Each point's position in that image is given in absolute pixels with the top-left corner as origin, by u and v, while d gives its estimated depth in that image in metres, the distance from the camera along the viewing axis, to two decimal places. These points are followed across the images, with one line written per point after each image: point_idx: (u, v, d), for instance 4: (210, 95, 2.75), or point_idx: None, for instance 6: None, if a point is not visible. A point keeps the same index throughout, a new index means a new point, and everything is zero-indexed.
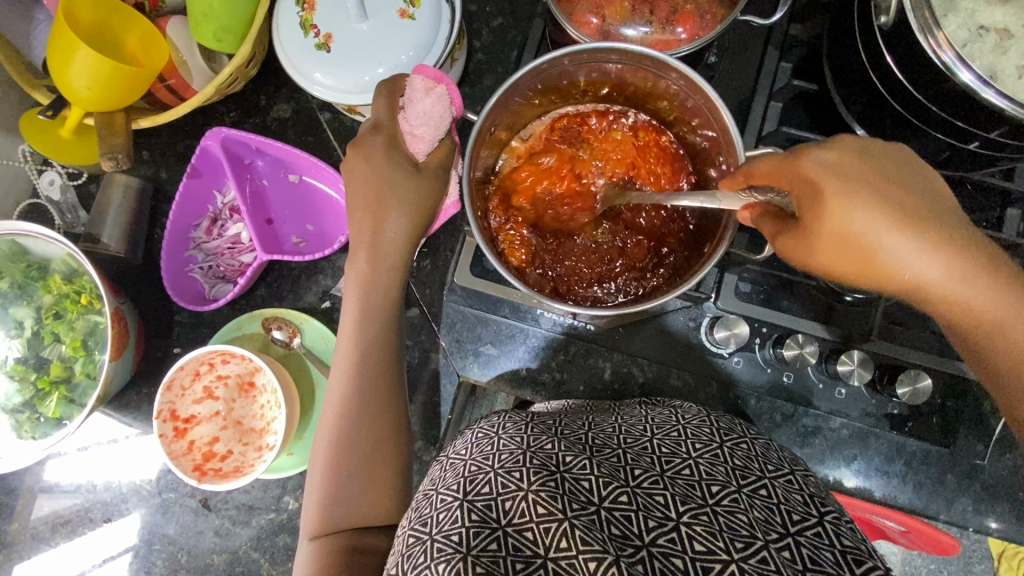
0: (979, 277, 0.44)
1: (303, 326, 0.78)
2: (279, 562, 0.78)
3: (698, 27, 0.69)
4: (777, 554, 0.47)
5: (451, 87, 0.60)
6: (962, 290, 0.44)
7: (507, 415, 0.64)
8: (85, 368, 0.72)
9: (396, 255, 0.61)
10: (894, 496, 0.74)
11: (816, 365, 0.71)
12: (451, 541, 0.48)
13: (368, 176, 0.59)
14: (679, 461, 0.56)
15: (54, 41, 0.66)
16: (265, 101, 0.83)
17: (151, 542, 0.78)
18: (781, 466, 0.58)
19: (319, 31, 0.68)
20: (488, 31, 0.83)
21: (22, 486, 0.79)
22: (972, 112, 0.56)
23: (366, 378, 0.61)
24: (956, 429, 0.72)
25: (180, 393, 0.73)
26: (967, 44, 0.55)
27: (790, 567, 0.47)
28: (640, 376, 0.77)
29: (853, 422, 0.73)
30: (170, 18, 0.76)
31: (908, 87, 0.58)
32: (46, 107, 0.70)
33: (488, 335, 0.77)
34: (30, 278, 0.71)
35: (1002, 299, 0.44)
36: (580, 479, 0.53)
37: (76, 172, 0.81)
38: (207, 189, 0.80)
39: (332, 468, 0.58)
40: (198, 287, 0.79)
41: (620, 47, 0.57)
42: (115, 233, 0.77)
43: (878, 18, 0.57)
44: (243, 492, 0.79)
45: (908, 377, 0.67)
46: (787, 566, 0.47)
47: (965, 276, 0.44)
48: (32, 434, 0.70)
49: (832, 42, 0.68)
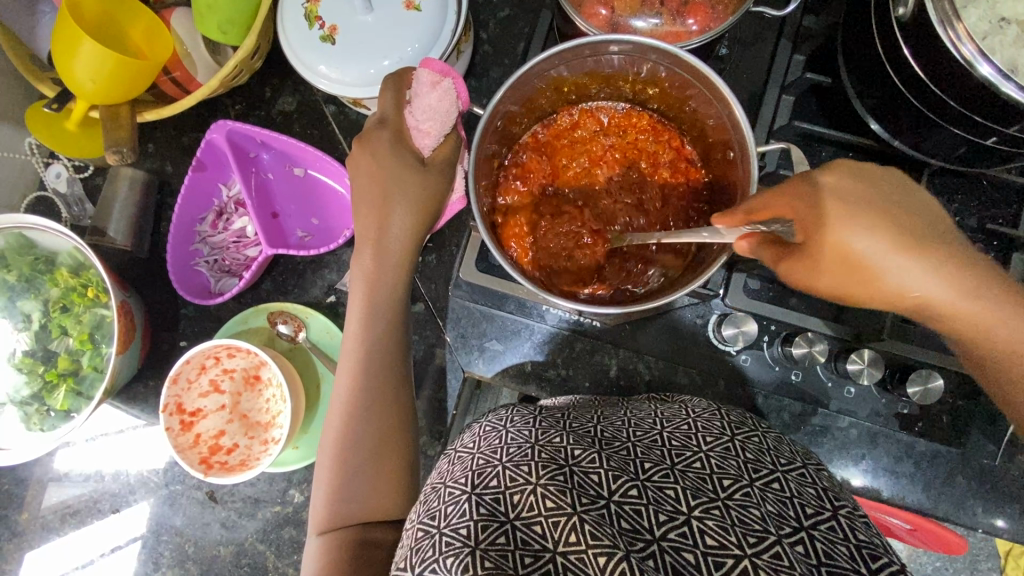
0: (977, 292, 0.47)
1: (308, 319, 0.78)
2: (285, 555, 0.78)
3: (710, 18, 0.67)
4: (790, 550, 0.47)
5: (457, 80, 0.59)
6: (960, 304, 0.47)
7: (516, 408, 0.64)
8: (92, 360, 0.72)
9: (402, 252, 0.61)
10: (902, 495, 0.73)
11: (823, 363, 0.71)
12: (460, 535, 0.48)
13: (373, 171, 0.59)
14: (690, 454, 0.56)
15: (58, 33, 0.66)
16: (270, 93, 0.82)
17: (159, 533, 0.79)
18: (793, 460, 0.58)
19: (324, 23, 0.67)
20: (495, 22, 0.82)
21: (31, 477, 0.80)
22: (991, 107, 0.54)
23: (372, 376, 0.60)
24: (967, 429, 0.71)
25: (186, 386, 0.73)
26: (987, 36, 0.53)
27: (805, 563, 0.46)
28: (647, 372, 0.76)
29: (861, 422, 0.73)
30: (175, 9, 0.76)
31: (926, 81, 0.57)
32: (51, 101, 0.70)
33: (493, 331, 0.77)
34: (37, 271, 0.71)
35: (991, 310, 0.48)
36: (589, 473, 0.52)
37: (82, 165, 0.81)
38: (212, 183, 0.79)
39: (339, 463, 0.58)
40: (204, 281, 0.78)
41: (635, 40, 0.56)
42: (122, 226, 0.77)
43: (895, 9, 0.56)
44: (249, 485, 0.79)
45: (918, 377, 0.66)
46: (801, 561, 0.46)
47: (965, 291, 0.47)
48: (42, 427, 0.71)
49: (847, 34, 0.67)
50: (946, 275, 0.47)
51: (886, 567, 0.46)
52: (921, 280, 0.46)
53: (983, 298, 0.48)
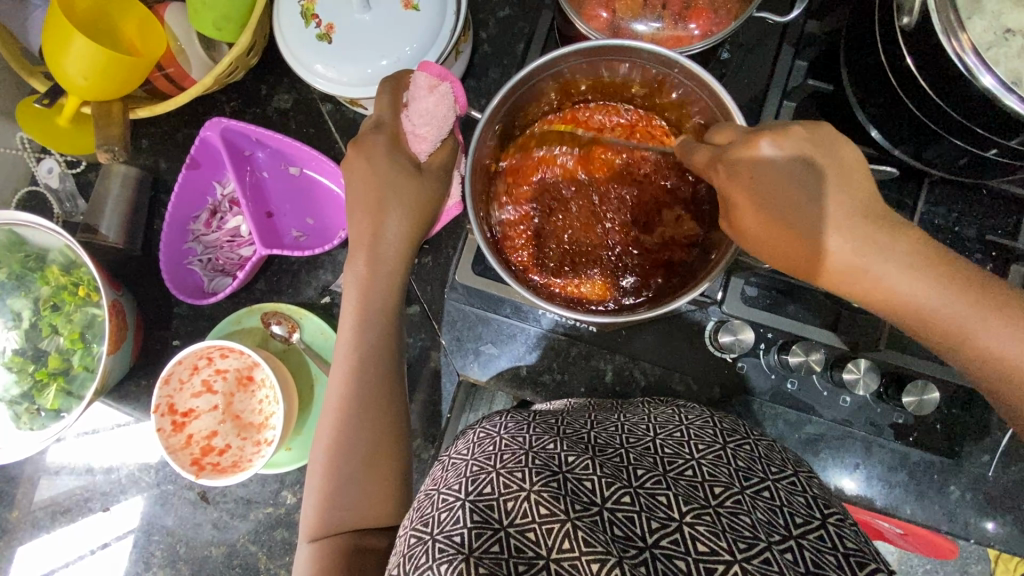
0: (915, 272, 0.47)
1: (302, 321, 0.77)
2: (277, 556, 0.78)
3: (712, 23, 0.67)
4: (780, 557, 0.47)
5: (456, 85, 0.59)
6: (901, 287, 0.47)
7: (510, 414, 0.63)
8: (83, 360, 0.72)
9: (398, 257, 0.60)
10: (895, 505, 0.73)
11: (819, 372, 0.70)
12: (454, 542, 0.48)
13: (368, 175, 0.58)
14: (682, 461, 0.56)
15: (49, 28, 0.65)
16: (266, 90, 0.81)
17: (150, 533, 0.78)
18: (784, 467, 0.57)
19: (320, 21, 0.66)
20: (495, 22, 0.80)
21: (22, 475, 0.79)
22: (995, 119, 0.54)
23: (367, 381, 0.60)
24: (961, 440, 0.71)
25: (178, 386, 0.73)
26: (991, 48, 0.51)
27: (794, 570, 0.46)
28: (643, 380, 0.76)
29: (855, 431, 0.73)
30: (169, 5, 0.74)
31: (929, 92, 0.56)
32: (42, 96, 0.68)
33: (489, 335, 0.77)
34: (27, 269, 0.70)
35: (942, 297, 0.46)
36: (582, 480, 0.52)
37: (75, 161, 0.80)
38: (207, 181, 0.78)
39: (332, 470, 0.58)
40: (197, 280, 0.78)
41: (639, 46, 0.55)
42: (114, 224, 0.77)
43: (901, 19, 0.55)
44: (241, 486, 0.78)
45: (915, 388, 0.66)
46: (791, 567, 0.46)
47: (898, 272, 0.47)
48: (31, 425, 0.70)
49: (849, 40, 0.66)
50: (855, 241, 0.48)
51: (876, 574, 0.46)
52: (841, 249, 0.48)
53: (923, 282, 0.47)
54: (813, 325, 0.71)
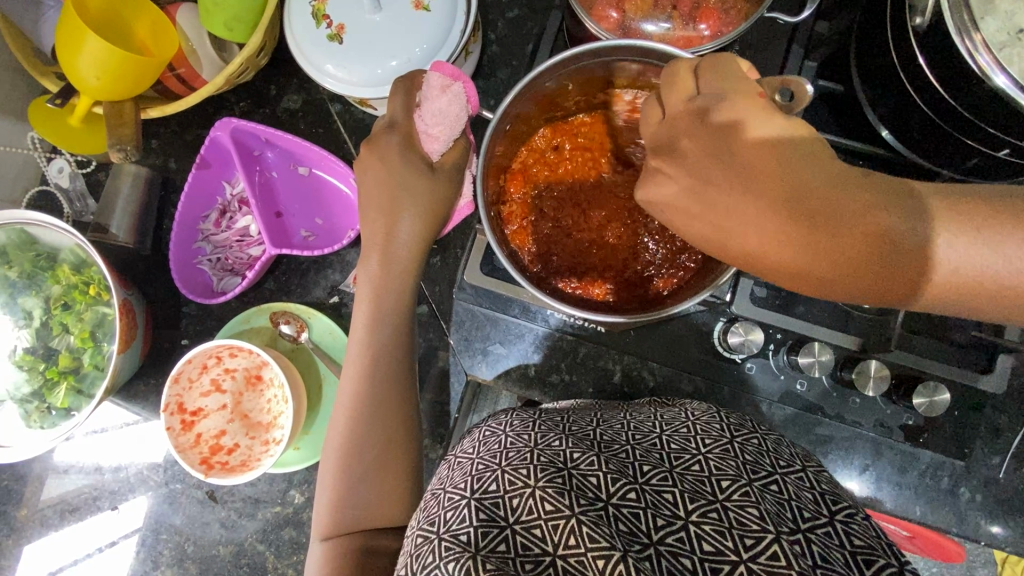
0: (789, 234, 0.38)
1: (312, 320, 0.77)
2: (284, 556, 0.78)
3: (722, 23, 0.67)
4: (788, 548, 0.46)
5: (467, 85, 0.59)
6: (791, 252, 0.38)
7: (516, 413, 0.63)
8: (94, 359, 0.72)
9: (409, 256, 0.60)
10: (905, 507, 0.73)
11: (829, 373, 0.70)
12: (460, 540, 0.47)
13: (382, 174, 0.58)
14: (689, 456, 0.56)
15: (63, 28, 0.65)
16: (275, 91, 0.81)
17: (159, 532, 0.79)
18: (793, 463, 0.57)
19: (331, 22, 0.66)
20: (504, 22, 0.81)
21: (31, 473, 0.79)
22: (1007, 121, 0.53)
23: (378, 381, 0.60)
24: (972, 442, 0.71)
25: (188, 385, 0.73)
26: (1005, 48, 0.51)
27: (803, 562, 0.45)
28: (651, 380, 0.76)
29: (865, 432, 0.72)
30: (181, 5, 0.75)
31: (943, 93, 0.56)
32: (54, 96, 0.68)
33: (497, 335, 0.77)
34: (38, 268, 0.70)
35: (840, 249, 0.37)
36: (587, 476, 0.52)
37: (85, 160, 0.80)
38: (217, 180, 0.79)
39: (344, 469, 0.58)
40: (206, 279, 0.78)
41: (649, 46, 0.54)
42: (124, 223, 0.77)
43: (912, 19, 0.55)
44: (249, 485, 0.79)
45: (926, 390, 0.66)
46: (800, 560, 0.45)
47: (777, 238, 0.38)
48: (41, 424, 0.70)
49: (861, 41, 0.66)
50: (968, 237, 0.35)
51: (884, 570, 0.46)
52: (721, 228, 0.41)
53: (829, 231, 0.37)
54: (824, 326, 0.70)
